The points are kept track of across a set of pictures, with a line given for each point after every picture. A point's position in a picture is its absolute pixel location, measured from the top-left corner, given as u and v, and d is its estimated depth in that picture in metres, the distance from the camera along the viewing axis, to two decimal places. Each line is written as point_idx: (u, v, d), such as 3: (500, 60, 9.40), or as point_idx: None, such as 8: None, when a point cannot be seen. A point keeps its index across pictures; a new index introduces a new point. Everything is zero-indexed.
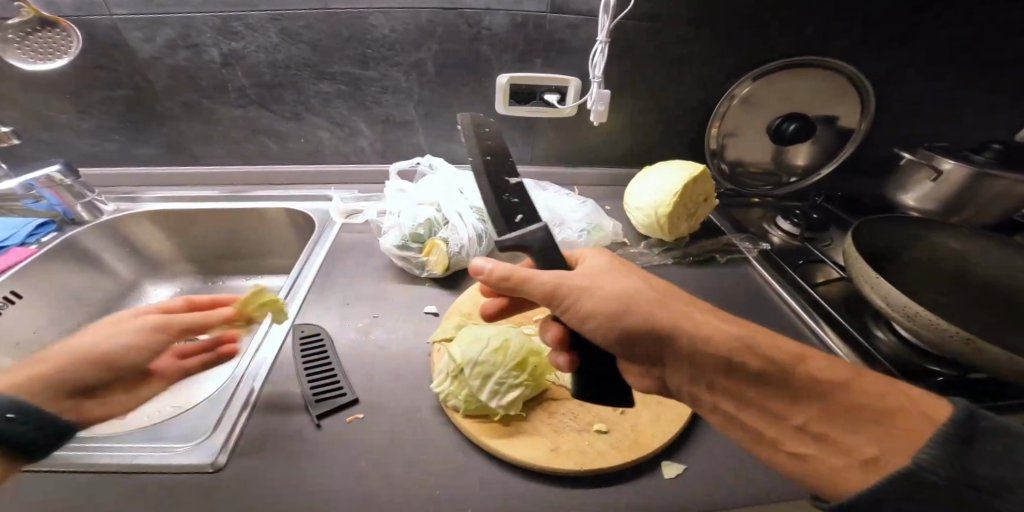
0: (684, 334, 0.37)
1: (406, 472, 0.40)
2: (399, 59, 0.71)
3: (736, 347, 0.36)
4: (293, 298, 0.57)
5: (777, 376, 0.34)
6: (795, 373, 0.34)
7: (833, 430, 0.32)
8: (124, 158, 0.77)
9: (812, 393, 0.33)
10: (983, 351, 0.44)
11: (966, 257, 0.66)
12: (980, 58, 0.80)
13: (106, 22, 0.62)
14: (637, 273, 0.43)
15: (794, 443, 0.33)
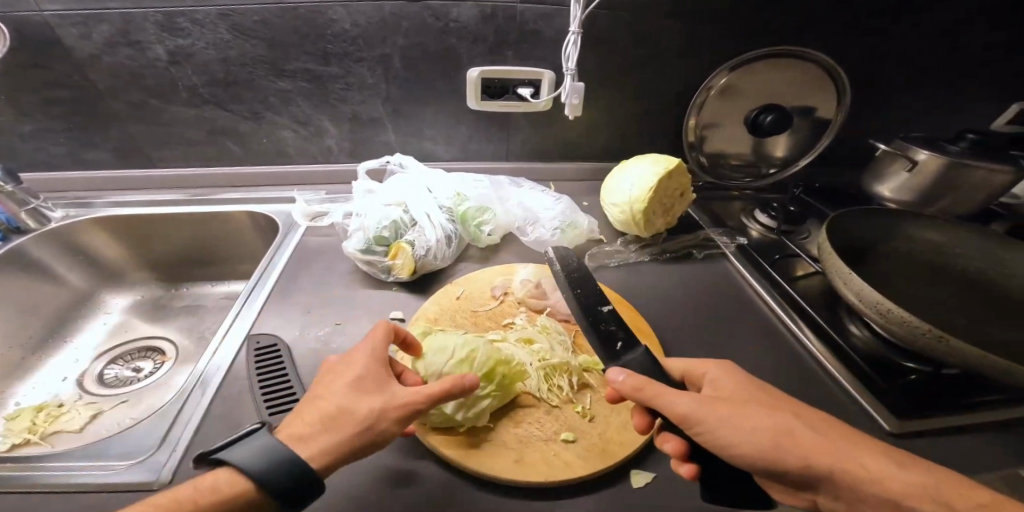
0: (754, 441, 0.35)
1: (363, 488, 0.38)
2: (363, 54, 0.68)
3: (795, 441, 0.34)
4: (251, 304, 0.54)
5: (845, 483, 0.33)
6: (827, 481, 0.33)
7: None
8: (72, 162, 0.73)
9: (883, 498, 0.32)
10: (955, 348, 0.43)
11: (946, 249, 0.66)
12: (959, 47, 0.80)
13: (36, 18, 0.58)
14: (658, 390, 0.38)
15: None
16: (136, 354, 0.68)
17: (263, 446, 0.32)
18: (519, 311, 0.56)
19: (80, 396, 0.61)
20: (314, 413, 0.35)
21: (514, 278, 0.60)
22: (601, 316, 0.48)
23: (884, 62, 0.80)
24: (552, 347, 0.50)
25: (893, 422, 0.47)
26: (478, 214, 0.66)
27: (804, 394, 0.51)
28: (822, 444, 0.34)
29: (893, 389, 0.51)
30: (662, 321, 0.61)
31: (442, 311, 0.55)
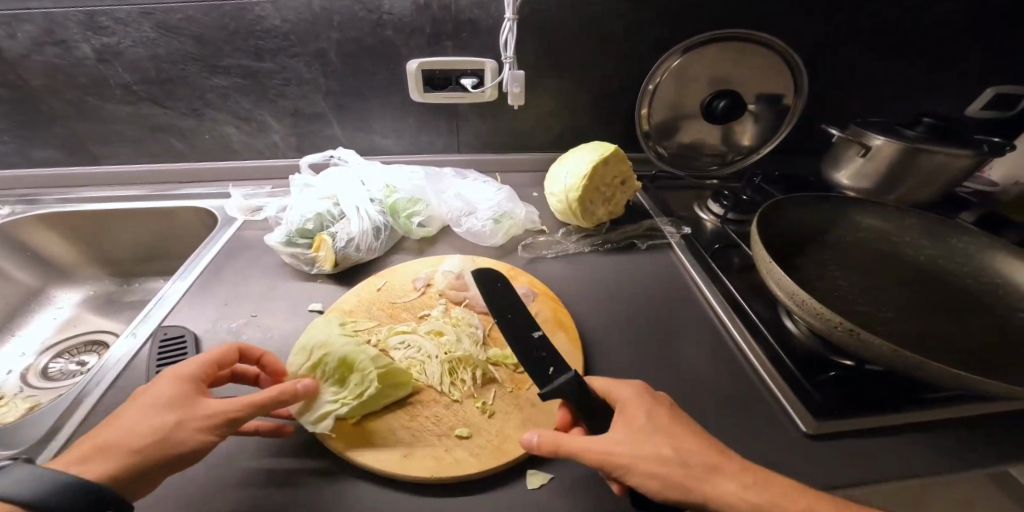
0: (644, 473, 0.33)
1: (240, 480, 0.37)
2: (297, 49, 0.69)
3: (686, 469, 0.33)
4: (171, 298, 0.55)
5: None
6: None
7: None
8: (22, 159, 0.76)
9: None
10: (866, 341, 0.41)
11: (891, 237, 0.64)
12: (912, 29, 0.77)
13: None
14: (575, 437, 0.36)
15: None
16: (83, 348, 0.69)
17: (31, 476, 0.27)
18: (439, 302, 0.57)
19: (20, 389, 0.62)
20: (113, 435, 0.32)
21: (439, 269, 0.61)
22: (532, 343, 0.48)
23: (832, 45, 0.78)
24: (459, 339, 0.50)
25: (810, 422, 0.45)
26: (410, 205, 0.66)
27: (722, 387, 0.50)
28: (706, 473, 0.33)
29: (816, 386, 0.49)
30: (589, 314, 0.59)
31: (361, 304, 0.55)
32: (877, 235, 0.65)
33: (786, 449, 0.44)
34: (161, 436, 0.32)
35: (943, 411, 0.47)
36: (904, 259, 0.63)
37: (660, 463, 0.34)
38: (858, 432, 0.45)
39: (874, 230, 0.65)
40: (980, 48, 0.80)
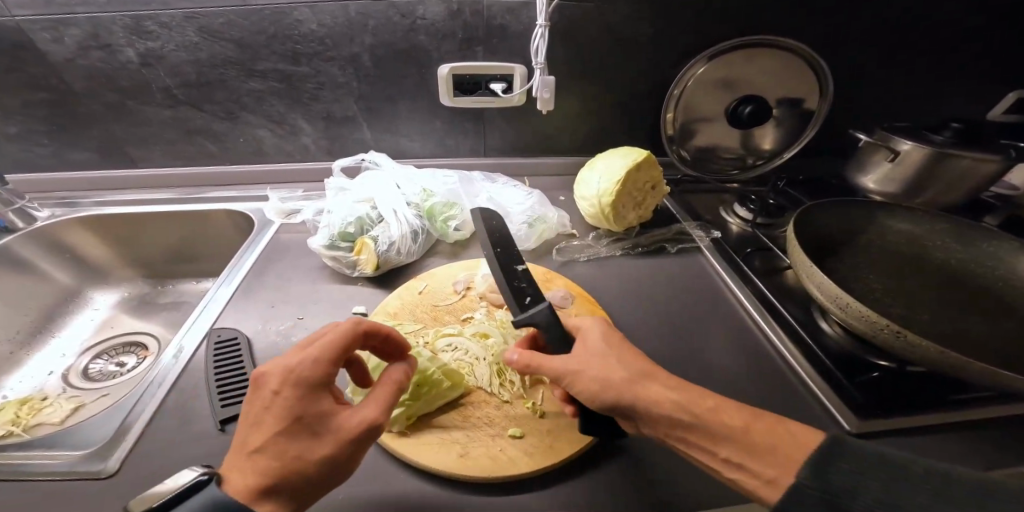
0: (586, 379, 0.38)
1: None
2: (332, 54, 0.70)
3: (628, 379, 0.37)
4: (218, 302, 0.57)
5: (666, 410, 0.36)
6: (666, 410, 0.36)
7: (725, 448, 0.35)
8: (58, 162, 0.78)
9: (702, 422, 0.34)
10: (912, 342, 0.43)
11: (922, 241, 0.66)
12: (936, 34, 0.79)
13: (10, 24, 0.62)
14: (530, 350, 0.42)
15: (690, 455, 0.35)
16: (121, 349, 0.70)
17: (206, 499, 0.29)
18: (480, 306, 0.59)
19: (64, 390, 0.63)
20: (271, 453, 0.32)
21: (477, 273, 0.63)
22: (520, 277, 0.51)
23: (855, 51, 0.80)
24: (506, 342, 0.52)
25: (854, 421, 0.46)
26: (446, 209, 0.67)
27: (762, 388, 0.51)
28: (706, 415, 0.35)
29: (858, 387, 0.50)
30: (627, 316, 0.60)
31: (406, 308, 0.57)
32: (905, 239, 0.66)
33: None
34: (325, 455, 0.33)
35: (982, 411, 0.48)
36: (933, 262, 0.64)
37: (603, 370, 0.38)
38: (901, 430, 0.47)
39: (904, 234, 0.67)
40: (1003, 53, 0.81)
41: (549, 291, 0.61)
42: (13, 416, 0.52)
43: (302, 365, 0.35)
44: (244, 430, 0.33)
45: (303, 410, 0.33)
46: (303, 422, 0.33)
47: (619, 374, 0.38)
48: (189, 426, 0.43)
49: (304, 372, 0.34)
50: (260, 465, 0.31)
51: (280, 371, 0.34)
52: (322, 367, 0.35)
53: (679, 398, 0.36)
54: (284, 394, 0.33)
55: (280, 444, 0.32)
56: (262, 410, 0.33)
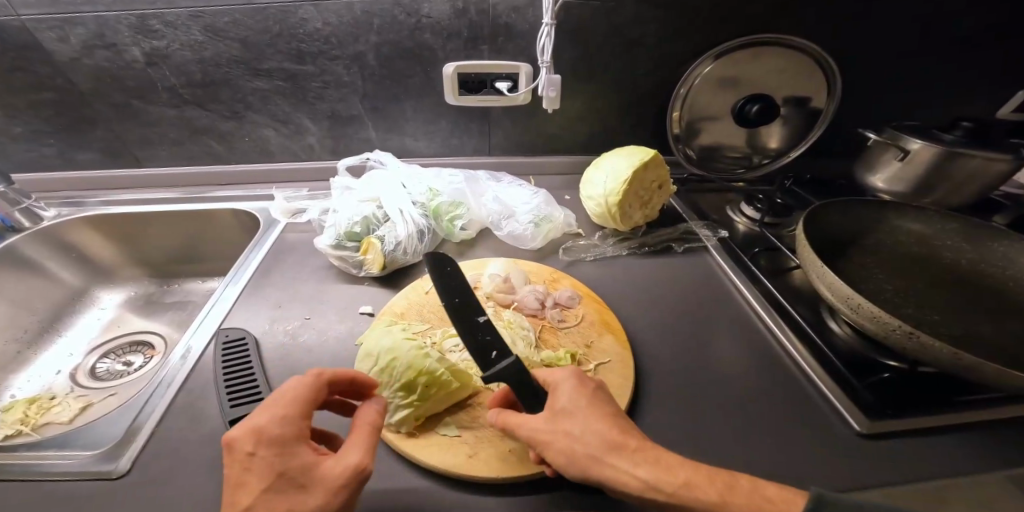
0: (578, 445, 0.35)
1: None
2: (337, 52, 0.70)
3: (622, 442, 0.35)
4: (225, 301, 0.57)
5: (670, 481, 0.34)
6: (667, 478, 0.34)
7: None
8: (64, 162, 0.78)
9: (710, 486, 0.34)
10: (923, 342, 0.43)
11: (931, 241, 0.65)
12: (947, 31, 0.78)
13: (16, 24, 0.62)
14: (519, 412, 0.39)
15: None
16: (128, 348, 0.70)
17: None
18: (487, 306, 0.59)
19: (71, 389, 0.63)
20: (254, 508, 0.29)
21: (484, 273, 0.63)
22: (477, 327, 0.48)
23: (864, 49, 0.79)
24: (514, 342, 0.52)
25: (864, 422, 0.46)
26: (451, 209, 0.67)
27: (771, 389, 0.51)
28: (688, 483, 0.34)
29: (867, 387, 0.50)
30: (634, 315, 0.60)
31: (413, 307, 0.57)
32: (915, 238, 0.66)
33: (842, 448, 0.45)
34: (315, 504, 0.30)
35: (994, 411, 0.48)
36: (943, 262, 0.64)
37: (598, 431, 0.36)
38: (912, 431, 0.46)
39: (913, 233, 0.66)
40: (1013, 50, 0.81)
41: (556, 291, 0.61)
42: (22, 415, 0.52)
43: (266, 421, 0.33)
44: (218, 497, 0.30)
45: (282, 463, 0.31)
46: (293, 479, 0.31)
47: (591, 443, 0.36)
48: (199, 426, 0.43)
49: (274, 430, 0.32)
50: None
51: (249, 431, 0.32)
52: (291, 419, 0.33)
53: (677, 464, 0.35)
54: (258, 453, 0.31)
55: (267, 504, 0.29)
56: (238, 474, 0.30)
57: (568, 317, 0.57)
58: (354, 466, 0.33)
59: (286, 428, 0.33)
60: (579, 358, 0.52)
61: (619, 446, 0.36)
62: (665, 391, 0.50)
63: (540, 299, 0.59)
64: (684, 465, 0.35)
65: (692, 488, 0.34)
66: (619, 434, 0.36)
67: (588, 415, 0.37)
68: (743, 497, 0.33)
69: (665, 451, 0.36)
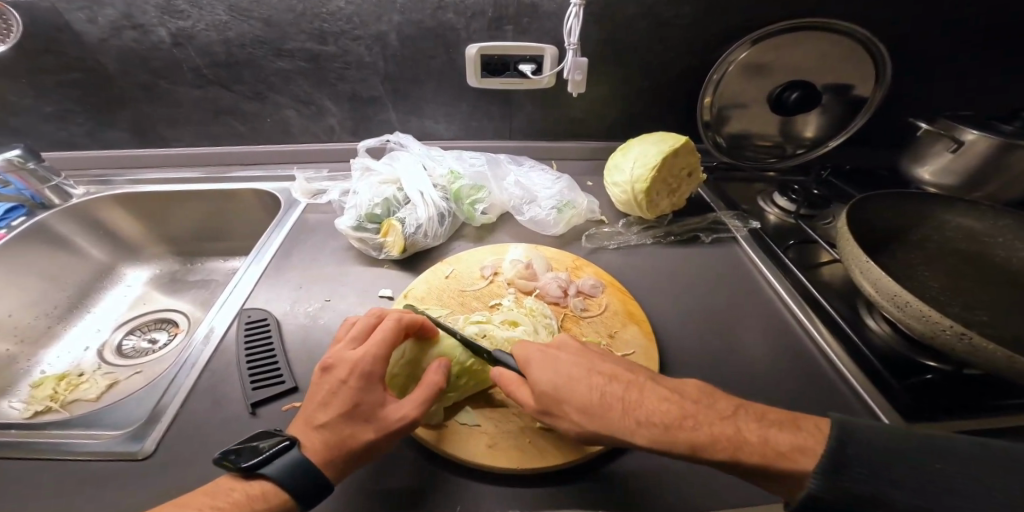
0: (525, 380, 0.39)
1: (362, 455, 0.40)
2: (359, 32, 0.69)
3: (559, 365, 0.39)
4: (248, 281, 0.58)
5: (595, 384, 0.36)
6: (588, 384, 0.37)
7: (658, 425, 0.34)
8: (94, 141, 0.80)
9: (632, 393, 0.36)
10: (979, 346, 0.40)
11: (981, 237, 0.62)
12: (1009, 12, 0.72)
13: (45, 5, 0.63)
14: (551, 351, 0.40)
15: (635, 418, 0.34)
16: (152, 325, 0.72)
17: (300, 462, 0.33)
18: (508, 292, 0.58)
19: (99, 366, 0.64)
20: (335, 426, 0.35)
21: (504, 258, 0.61)
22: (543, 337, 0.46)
23: (915, 32, 0.74)
24: (536, 330, 0.51)
25: (901, 423, 0.43)
26: (472, 192, 0.66)
27: (803, 387, 0.48)
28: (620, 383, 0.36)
29: (906, 389, 0.47)
30: (659, 306, 0.58)
31: (433, 293, 0.56)
32: (963, 234, 0.63)
33: None
34: (375, 436, 0.36)
35: None
36: (993, 259, 0.60)
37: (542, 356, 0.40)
38: (951, 435, 0.44)
39: (961, 229, 0.63)
40: None
41: (579, 279, 0.59)
42: (52, 392, 0.54)
43: (364, 359, 0.38)
44: (311, 406, 0.37)
45: (362, 399, 0.36)
46: (365, 413, 0.36)
47: (582, 421, 0.35)
48: (223, 406, 0.44)
49: (369, 366, 0.38)
50: (321, 438, 0.34)
51: (349, 363, 0.38)
52: (381, 362, 0.39)
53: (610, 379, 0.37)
54: (351, 383, 0.37)
55: (343, 425, 0.35)
56: (331, 395, 0.37)
57: (590, 306, 0.56)
58: (408, 419, 0.37)
59: (371, 368, 0.38)
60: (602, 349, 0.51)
61: (602, 413, 0.35)
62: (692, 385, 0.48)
63: (563, 286, 0.57)
64: (674, 409, 0.34)
65: (676, 425, 0.33)
66: (599, 399, 0.35)
67: (572, 391, 0.36)
68: (710, 434, 0.32)
69: (614, 393, 0.36)
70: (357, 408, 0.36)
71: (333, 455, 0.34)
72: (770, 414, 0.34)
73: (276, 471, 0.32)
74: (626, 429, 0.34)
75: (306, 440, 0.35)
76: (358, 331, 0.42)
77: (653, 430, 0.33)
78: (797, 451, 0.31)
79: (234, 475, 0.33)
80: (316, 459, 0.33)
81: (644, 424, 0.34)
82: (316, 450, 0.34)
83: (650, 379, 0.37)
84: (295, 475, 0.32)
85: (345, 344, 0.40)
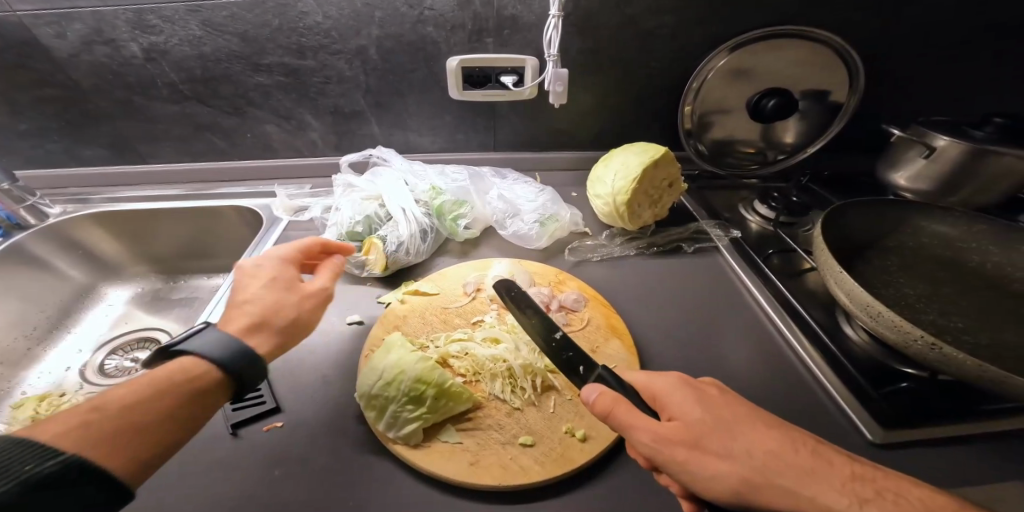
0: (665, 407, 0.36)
1: (342, 479, 0.40)
2: (339, 46, 0.68)
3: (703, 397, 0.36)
4: (229, 300, 0.57)
5: (732, 427, 0.34)
6: (734, 428, 0.34)
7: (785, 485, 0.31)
8: (69, 158, 0.78)
9: (769, 447, 0.33)
10: (950, 355, 0.41)
11: (955, 243, 0.63)
12: (977, 20, 0.74)
13: (14, 21, 0.63)
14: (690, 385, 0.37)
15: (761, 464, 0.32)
16: (135, 345, 0.70)
17: (211, 339, 0.36)
18: (491, 308, 0.58)
19: (80, 386, 0.63)
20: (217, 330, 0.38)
21: (488, 273, 0.62)
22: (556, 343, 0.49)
23: (888, 39, 0.75)
24: (518, 346, 0.51)
25: (879, 432, 0.44)
26: (455, 207, 0.66)
27: (786, 397, 0.49)
28: (758, 430, 0.34)
29: (885, 397, 0.48)
30: (642, 318, 0.59)
31: (415, 313, 0.56)
32: (938, 240, 0.64)
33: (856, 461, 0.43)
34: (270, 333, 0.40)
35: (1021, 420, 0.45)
36: (967, 264, 0.62)
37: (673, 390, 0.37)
38: (929, 442, 0.44)
39: (936, 235, 0.64)
40: None
41: (562, 293, 0.60)
42: (32, 414, 0.53)
43: (275, 304, 0.41)
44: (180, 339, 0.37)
45: (250, 309, 0.40)
46: (254, 315, 0.40)
47: (721, 462, 0.32)
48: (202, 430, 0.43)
49: (265, 279, 0.43)
50: (149, 379, 0.32)
51: (259, 303, 0.41)
52: (293, 307, 0.42)
53: (755, 431, 0.34)
54: (246, 321, 0.39)
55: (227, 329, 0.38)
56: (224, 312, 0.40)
57: (573, 321, 0.56)
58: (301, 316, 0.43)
59: (257, 281, 0.43)
60: None
61: (722, 444, 0.33)
62: None
63: (545, 301, 0.58)
64: (838, 469, 0.32)
65: (823, 477, 0.31)
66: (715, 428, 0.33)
67: (689, 418, 0.34)
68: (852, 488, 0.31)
69: (750, 439, 0.33)
70: (243, 310, 0.40)
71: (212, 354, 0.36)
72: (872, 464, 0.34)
73: (175, 357, 0.35)
74: (750, 468, 0.32)
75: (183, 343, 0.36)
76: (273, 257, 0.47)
77: (783, 472, 0.31)
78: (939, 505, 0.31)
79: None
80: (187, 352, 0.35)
81: (784, 481, 0.31)
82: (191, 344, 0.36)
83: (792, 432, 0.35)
84: (218, 349, 0.35)
85: (258, 281, 0.43)
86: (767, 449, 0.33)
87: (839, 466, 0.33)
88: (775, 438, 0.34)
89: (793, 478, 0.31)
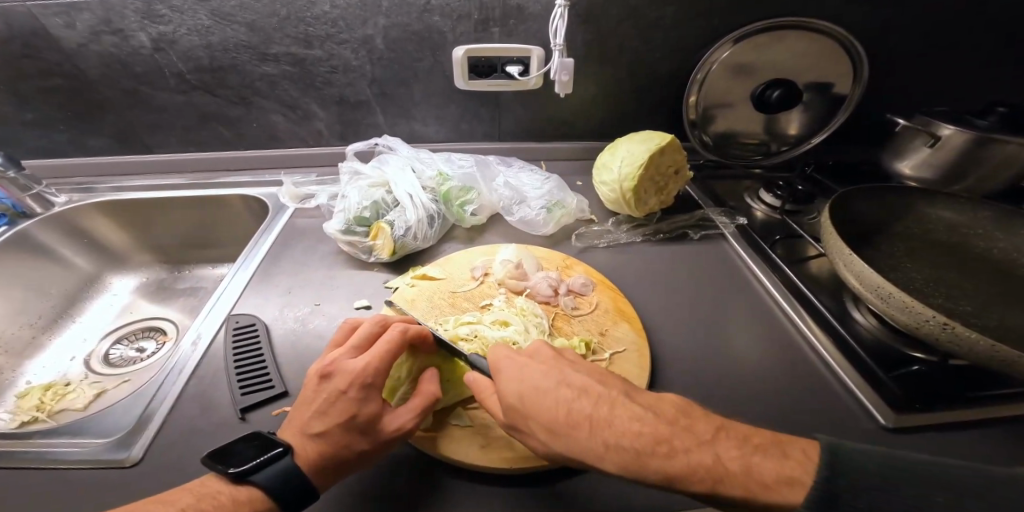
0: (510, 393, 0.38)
1: None
2: (345, 36, 0.68)
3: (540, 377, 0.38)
4: (237, 286, 0.57)
5: (564, 399, 0.36)
6: (568, 401, 0.35)
7: (614, 446, 0.32)
8: (76, 148, 0.79)
9: (602, 416, 0.34)
10: (961, 336, 0.40)
11: (961, 229, 0.63)
12: (981, 9, 0.74)
13: (23, 10, 0.63)
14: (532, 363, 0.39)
15: (588, 431, 0.33)
16: (140, 334, 0.70)
17: None
18: (499, 292, 0.58)
19: (86, 375, 0.63)
20: (328, 436, 0.35)
21: (495, 258, 0.62)
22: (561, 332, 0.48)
23: (891, 30, 0.76)
24: (527, 329, 0.51)
25: (890, 414, 0.44)
26: (462, 194, 0.66)
27: (794, 380, 0.49)
28: (594, 400, 0.35)
29: (895, 380, 0.48)
30: (650, 304, 0.59)
31: (423, 295, 0.56)
32: (943, 226, 0.64)
33: (866, 443, 0.43)
34: (375, 442, 0.36)
35: None
36: (973, 250, 0.62)
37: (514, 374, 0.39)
38: (940, 426, 0.44)
39: (942, 221, 0.64)
40: None
41: (570, 277, 0.60)
42: (38, 402, 0.53)
43: (382, 413, 0.38)
44: (308, 414, 0.37)
45: (356, 411, 0.36)
46: (364, 422, 0.36)
47: (555, 436, 0.34)
48: (213, 412, 0.43)
49: (365, 376, 0.38)
50: (309, 451, 0.35)
51: (350, 373, 0.38)
52: (382, 373, 0.39)
53: (583, 401, 0.35)
54: (350, 394, 0.37)
55: (340, 434, 0.35)
56: (326, 404, 0.37)
57: (581, 305, 0.56)
58: (404, 424, 0.38)
59: (361, 374, 0.38)
60: (594, 346, 0.51)
61: (569, 430, 0.34)
62: (684, 381, 0.49)
63: (554, 285, 0.58)
64: (666, 426, 0.32)
65: (666, 456, 0.31)
66: (565, 417, 0.34)
67: (537, 408, 0.35)
68: (689, 467, 0.30)
69: (578, 408, 0.35)
70: (354, 415, 0.36)
71: (332, 459, 0.35)
72: (755, 438, 0.32)
73: (265, 480, 0.32)
74: (592, 452, 0.32)
75: (307, 445, 0.35)
76: (360, 339, 0.41)
77: (620, 454, 0.32)
78: (786, 484, 0.28)
79: (218, 475, 0.33)
80: (303, 458, 0.34)
81: (610, 442, 0.32)
82: (316, 446, 0.35)
83: (625, 395, 0.36)
84: None
85: (346, 352, 0.40)
86: (598, 416, 0.34)
87: (664, 422, 0.33)
88: (611, 407, 0.35)
89: (620, 441, 0.32)
